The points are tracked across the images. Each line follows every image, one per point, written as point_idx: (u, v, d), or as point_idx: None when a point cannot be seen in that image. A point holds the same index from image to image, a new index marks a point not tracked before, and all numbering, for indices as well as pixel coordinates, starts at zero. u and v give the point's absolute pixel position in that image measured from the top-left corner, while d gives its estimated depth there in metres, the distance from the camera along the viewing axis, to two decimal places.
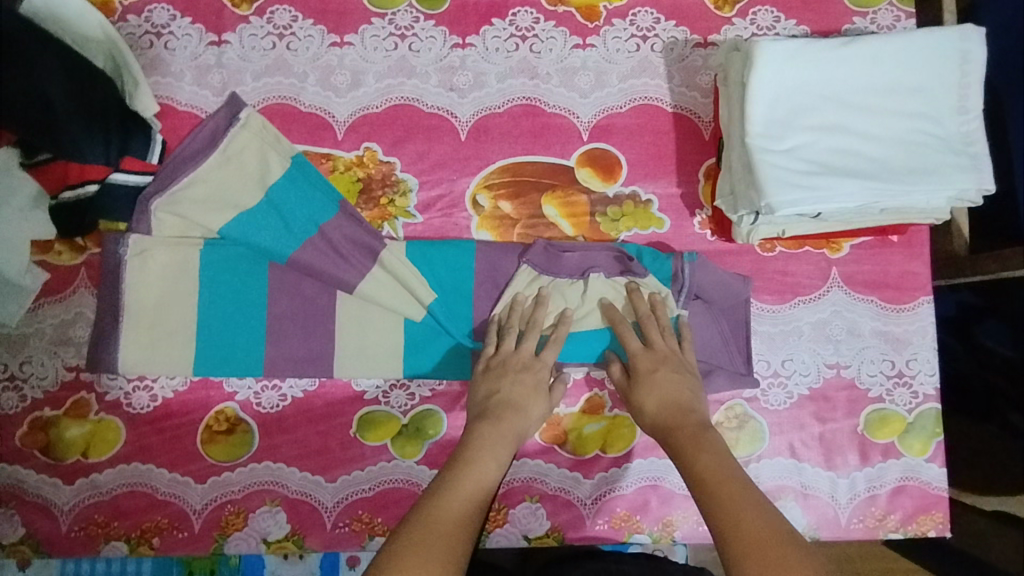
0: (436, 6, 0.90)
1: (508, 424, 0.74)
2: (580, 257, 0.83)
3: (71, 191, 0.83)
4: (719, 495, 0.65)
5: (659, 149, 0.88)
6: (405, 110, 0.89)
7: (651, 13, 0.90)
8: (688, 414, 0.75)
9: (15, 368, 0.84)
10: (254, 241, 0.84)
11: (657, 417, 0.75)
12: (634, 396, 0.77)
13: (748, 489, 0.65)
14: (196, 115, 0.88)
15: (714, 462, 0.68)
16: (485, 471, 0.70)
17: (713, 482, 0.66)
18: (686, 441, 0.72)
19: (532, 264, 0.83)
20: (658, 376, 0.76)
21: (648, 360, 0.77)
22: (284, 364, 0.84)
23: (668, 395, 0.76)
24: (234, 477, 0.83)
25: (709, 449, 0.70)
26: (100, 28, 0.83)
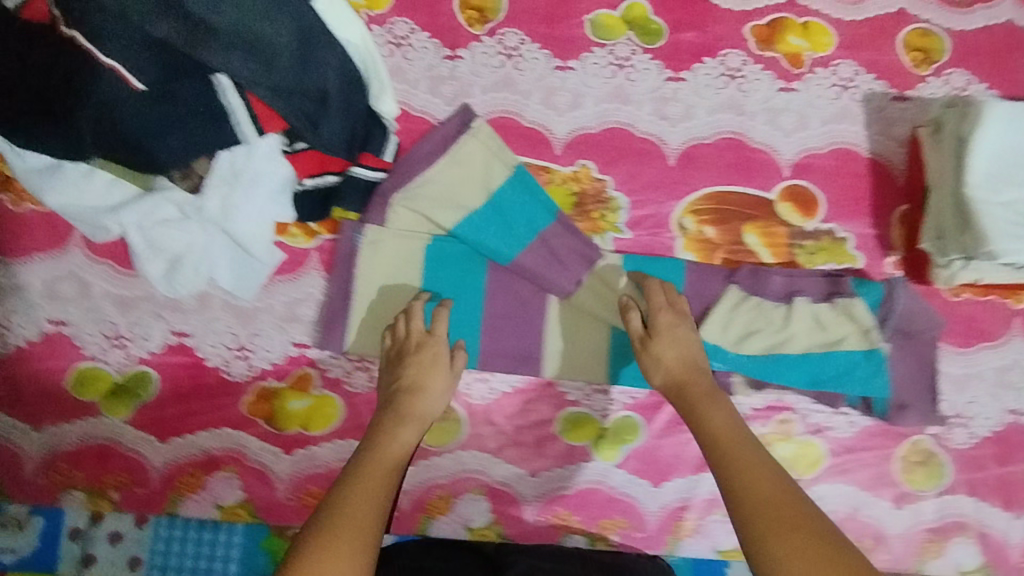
0: (654, 41, 0.97)
1: (408, 406, 0.80)
2: (784, 285, 0.90)
3: (313, 180, 0.90)
4: (729, 460, 0.71)
5: (855, 191, 0.94)
6: (620, 134, 0.95)
7: (853, 65, 0.97)
8: (701, 371, 0.80)
9: (245, 339, 0.90)
10: (480, 240, 0.90)
11: (671, 372, 0.81)
12: (649, 352, 0.82)
13: (756, 451, 0.72)
14: (426, 120, 0.94)
15: (725, 422, 0.75)
16: (386, 454, 0.75)
17: (723, 442, 0.73)
18: (699, 398, 0.78)
19: (739, 287, 0.90)
20: (674, 332, 0.82)
21: (668, 315, 0.83)
22: (497, 359, 0.90)
23: (677, 352, 0.81)
24: (442, 463, 0.89)
25: (720, 409, 0.76)
26: (360, 35, 0.87)
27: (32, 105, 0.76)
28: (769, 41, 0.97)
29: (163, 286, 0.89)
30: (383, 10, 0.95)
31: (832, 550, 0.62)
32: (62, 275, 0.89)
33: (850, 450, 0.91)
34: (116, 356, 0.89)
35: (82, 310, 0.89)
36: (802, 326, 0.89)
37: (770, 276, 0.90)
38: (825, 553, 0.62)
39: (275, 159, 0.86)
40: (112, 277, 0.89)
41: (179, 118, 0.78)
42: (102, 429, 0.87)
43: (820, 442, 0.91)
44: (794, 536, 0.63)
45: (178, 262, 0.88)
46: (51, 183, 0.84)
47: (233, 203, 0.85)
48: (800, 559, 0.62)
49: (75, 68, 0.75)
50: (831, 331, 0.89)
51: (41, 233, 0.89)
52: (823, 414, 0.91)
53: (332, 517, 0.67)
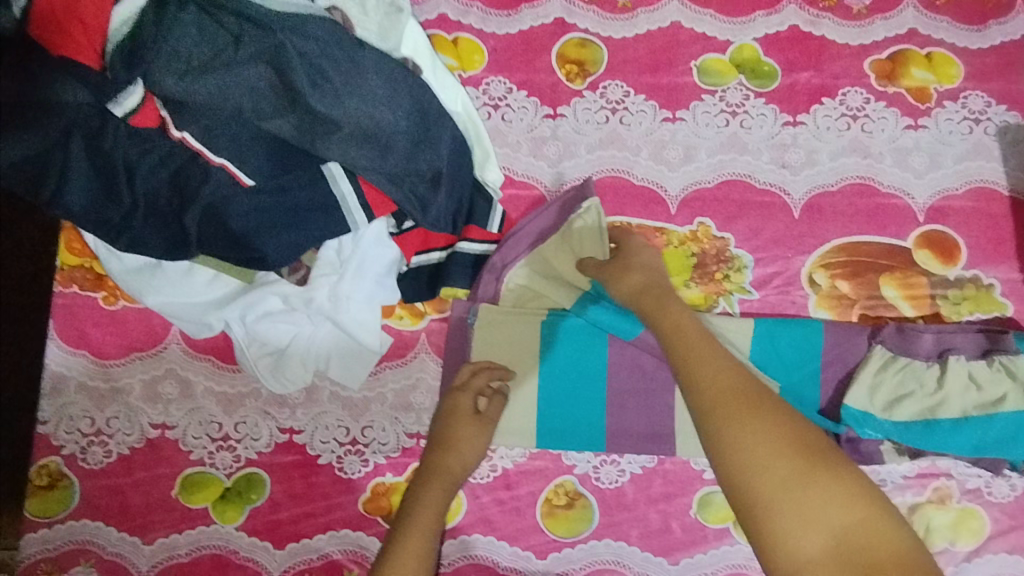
0: (766, 84, 0.91)
1: (438, 460, 0.78)
2: (934, 343, 0.83)
3: (418, 258, 0.85)
4: (692, 355, 0.74)
5: (998, 233, 0.87)
6: (738, 186, 0.89)
7: (983, 96, 0.90)
8: (661, 285, 0.81)
9: (358, 433, 0.84)
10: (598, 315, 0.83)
11: (634, 287, 0.81)
12: (614, 267, 0.83)
13: (718, 350, 0.75)
14: (531, 186, 0.90)
15: (682, 321, 0.77)
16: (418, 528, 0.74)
17: (686, 341, 0.76)
18: (661, 306, 0.79)
19: (885, 347, 0.83)
20: (639, 252, 0.84)
21: (639, 240, 0.85)
22: (627, 439, 0.83)
23: (642, 269, 0.82)
24: (575, 554, 0.82)
25: (682, 313, 0.78)
26: (461, 103, 0.82)
27: (137, 208, 0.73)
28: (891, 76, 0.91)
29: (269, 381, 0.83)
30: (477, 71, 0.91)
31: (796, 430, 0.67)
32: (162, 373, 0.85)
33: (1019, 514, 0.82)
34: (224, 458, 0.83)
35: (185, 412, 0.84)
36: (959, 387, 0.80)
37: (919, 333, 0.83)
38: (785, 434, 0.67)
39: (383, 243, 0.82)
40: (214, 374, 0.85)
41: (292, 211, 0.74)
42: (212, 537, 0.82)
43: (980, 510, 0.82)
44: (752, 420, 0.68)
45: (284, 355, 0.83)
46: (151, 282, 0.80)
47: (340, 293, 0.81)
48: (763, 440, 0.66)
49: (181, 166, 0.72)
50: (992, 392, 0.80)
51: (139, 331, 0.86)
52: (980, 476, 0.83)
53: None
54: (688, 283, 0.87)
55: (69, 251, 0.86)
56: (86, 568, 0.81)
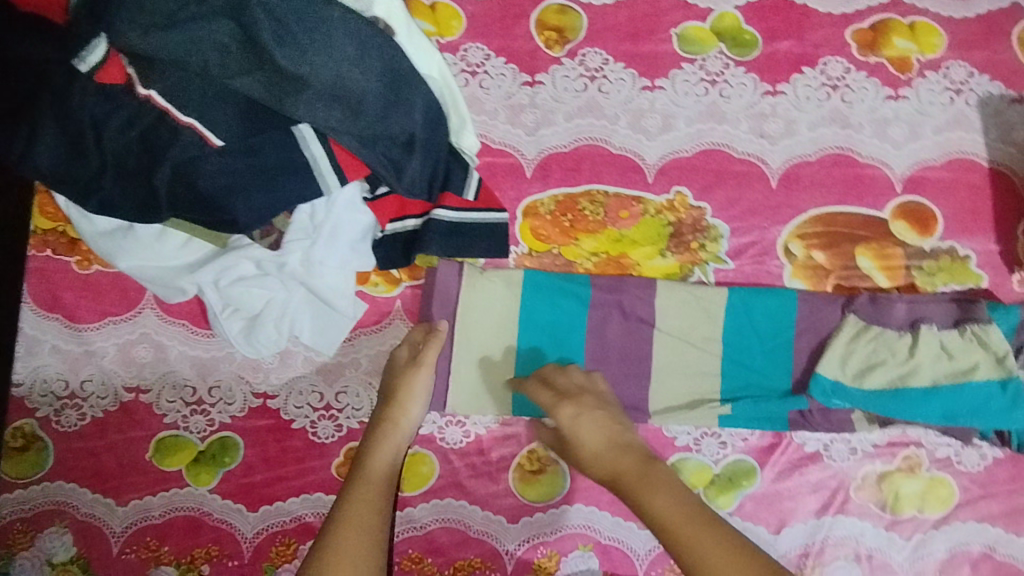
0: (746, 53, 0.90)
1: (385, 413, 0.78)
2: (906, 313, 0.83)
3: (393, 225, 0.85)
4: (689, 552, 0.62)
5: (976, 204, 0.87)
6: (716, 155, 0.89)
7: (965, 66, 0.89)
8: (627, 450, 0.73)
9: (331, 397, 0.85)
10: (565, 289, 0.85)
11: (597, 462, 0.73)
12: (577, 456, 0.76)
13: (695, 504, 0.66)
14: (508, 153, 0.89)
15: (671, 503, 0.66)
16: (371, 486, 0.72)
17: (677, 527, 0.64)
18: (637, 480, 0.69)
19: (857, 316, 0.83)
20: (580, 421, 0.75)
21: (566, 409, 0.76)
22: None
23: (602, 439, 0.74)
24: (546, 519, 0.83)
25: (663, 486, 0.67)
26: (436, 65, 0.80)
27: (106, 168, 0.72)
28: (873, 46, 0.90)
29: (243, 345, 0.84)
30: (455, 37, 0.90)
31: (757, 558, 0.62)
32: (135, 337, 0.85)
33: (987, 482, 0.83)
34: (197, 422, 0.84)
35: (159, 376, 0.85)
36: (930, 356, 0.81)
37: (891, 304, 0.83)
38: None
39: (357, 209, 0.82)
40: (188, 338, 0.85)
41: (262, 172, 0.74)
42: (186, 499, 0.83)
43: (949, 479, 0.83)
44: None
45: (257, 319, 0.83)
46: (122, 246, 0.80)
47: (313, 257, 0.81)
48: None
49: (149, 126, 0.71)
50: (963, 361, 0.80)
51: (113, 295, 0.86)
52: (950, 446, 0.83)
53: (335, 544, 0.67)
54: (663, 252, 0.87)
55: (42, 215, 0.86)
56: (60, 529, 0.82)
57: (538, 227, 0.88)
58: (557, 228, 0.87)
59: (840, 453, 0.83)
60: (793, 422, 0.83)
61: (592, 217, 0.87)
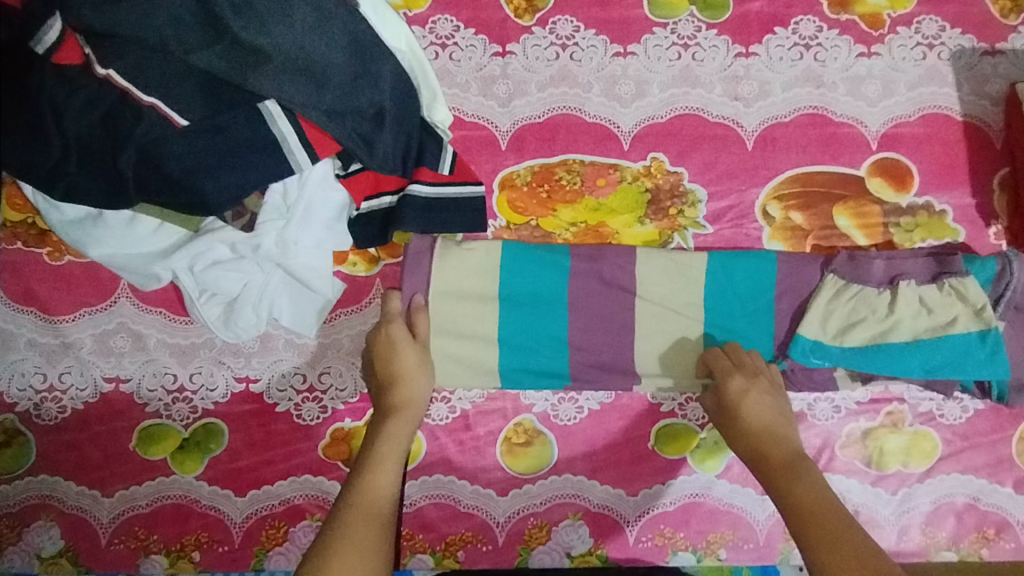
0: (718, 15, 0.89)
1: (396, 393, 0.78)
2: (885, 270, 0.83)
3: (367, 202, 0.84)
4: (817, 542, 0.66)
5: (951, 158, 0.87)
6: (691, 120, 0.88)
7: (937, 20, 0.89)
8: (778, 439, 0.76)
9: (314, 379, 0.84)
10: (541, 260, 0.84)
11: (751, 440, 0.77)
12: (727, 428, 0.79)
13: (834, 503, 0.70)
14: (482, 126, 0.88)
15: (812, 496, 0.70)
16: (377, 478, 0.73)
17: (813, 514, 0.69)
18: (777, 470, 0.74)
19: (837, 275, 0.83)
20: (751, 401, 0.77)
21: (738, 381, 0.78)
22: (584, 375, 0.83)
23: (757, 423, 0.77)
24: (535, 490, 0.83)
25: (806, 481, 0.72)
26: (404, 37, 0.80)
27: (70, 153, 0.71)
28: (844, 3, 0.89)
29: (222, 331, 0.83)
30: (423, 9, 0.89)
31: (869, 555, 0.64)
32: (112, 327, 0.84)
33: (971, 434, 0.83)
34: (180, 410, 0.83)
35: (138, 365, 0.84)
36: (910, 312, 0.81)
37: (871, 261, 0.83)
38: None
39: (331, 186, 0.81)
40: (166, 325, 0.84)
41: (227, 151, 0.72)
42: (173, 487, 0.82)
43: (933, 432, 0.83)
44: None
45: (235, 304, 0.82)
46: (93, 233, 0.79)
47: (287, 238, 0.80)
48: None
49: (112, 107, 0.70)
50: (942, 316, 0.81)
51: (87, 286, 0.84)
52: (932, 400, 0.84)
53: (340, 529, 0.68)
54: (642, 219, 0.87)
55: (10, 207, 0.85)
56: (48, 523, 0.82)
57: (515, 200, 0.87)
58: (534, 200, 0.87)
59: (824, 412, 0.84)
60: (777, 383, 0.83)
61: (569, 187, 0.87)
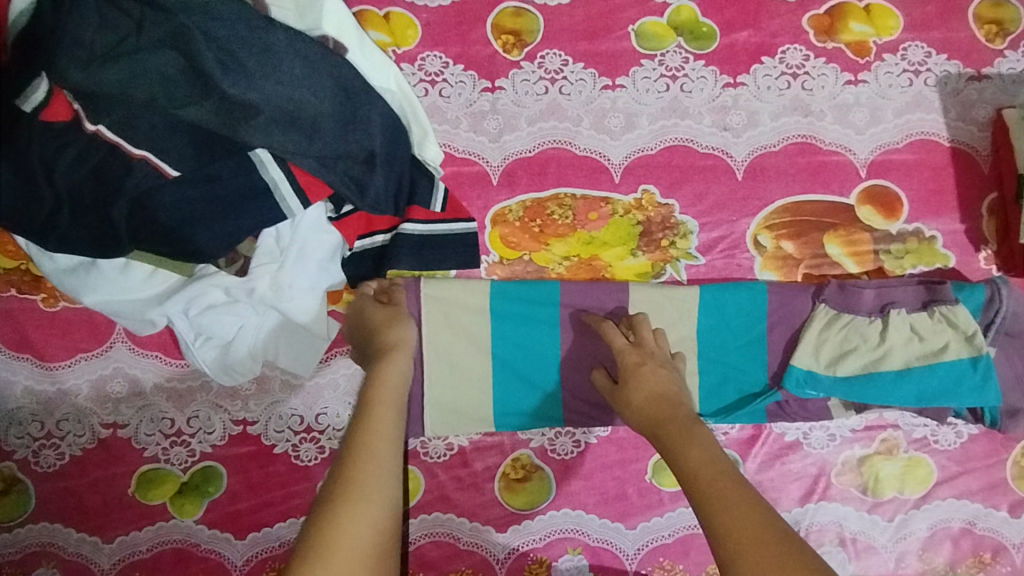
0: (705, 46, 0.90)
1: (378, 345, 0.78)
2: (877, 299, 0.83)
3: (361, 241, 0.85)
4: (705, 496, 0.60)
5: (939, 184, 0.87)
6: (681, 151, 0.89)
7: (922, 46, 0.90)
8: (675, 404, 0.72)
9: (312, 420, 0.85)
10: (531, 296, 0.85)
11: (646, 411, 0.73)
12: (622, 402, 0.76)
13: (726, 462, 0.63)
14: (473, 162, 0.88)
15: (703, 453, 0.64)
16: (369, 469, 0.64)
17: (703, 472, 0.62)
18: (676, 433, 0.68)
19: (828, 305, 0.83)
20: (642, 372, 0.76)
21: (633, 356, 0.77)
22: (580, 410, 0.84)
23: (650, 392, 0.74)
24: (534, 525, 0.83)
25: (700, 442, 0.66)
26: (394, 80, 0.81)
27: (61, 206, 0.71)
28: (830, 32, 0.90)
29: (218, 374, 0.83)
30: (412, 47, 0.90)
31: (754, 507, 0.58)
32: (109, 373, 0.84)
33: (964, 459, 0.84)
34: (178, 453, 0.83)
35: (136, 410, 0.84)
36: (901, 339, 0.81)
37: (863, 291, 0.83)
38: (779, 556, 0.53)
39: (324, 229, 0.82)
40: (163, 370, 0.85)
41: (219, 199, 0.73)
42: (172, 531, 0.82)
43: (927, 458, 0.84)
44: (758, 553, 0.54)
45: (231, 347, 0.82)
46: (86, 280, 0.79)
47: (281, 281, 0.80)
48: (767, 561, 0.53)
49: (102, 160, 0.70)
50: (933, 342, 0.81)
51: (83, 331, 0.85)
52: (926, 426, 0.84)
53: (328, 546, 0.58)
54: (634, 252, 0.87)
55: (3, 254, 0.84)
56: (48, 570, 0.82)
57: (508, 235, 0.87)
58: (527, 234, 0.87)
59: (820, 440, 0.84)
60: (773, 413, 0.83)
61: (562, 221, 0.87)
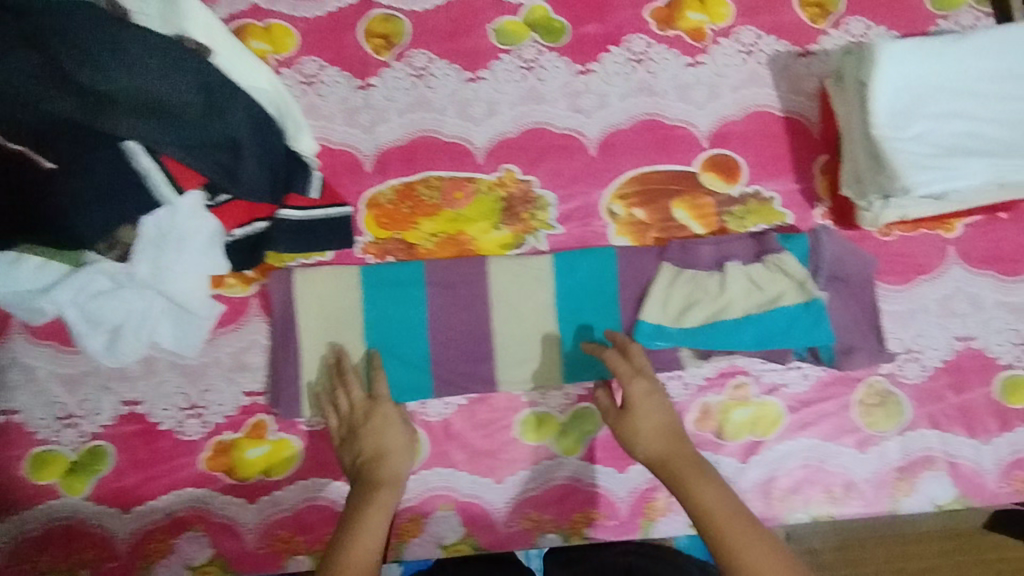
0: (557, 39, 0.98)
1: (375, 419, 0.84)
2: (713, 254, 0.91)
3: (242, 228, 0.90)
4: (733, 545, 0.69)
5: (776, 150, 0.95)
6: (539, 133, 0.96)
7: (754, 30, 0.98)
8: (681, 441, 0.78)
9: (196, 397, 0.89)
10: (398, 274, 0.91)
11: (649, 445, 0.79)
12: (626, 428, 0.80)
13: (737, 503, 0.73)
14: (347, 152, 0.96)
15: (721, 496, 0.73)
16: (371, 518, 0.76)
17: (718, 520, 0.71)
18: (686, 470, 0.76)
19: (671, 262, 0.91)
20: (647, 402, 0.80)
21: (642, 385, 0.81)
22: (450, 376, 0.90)
23: (652, 424, 0.79)
24: (408, 486, 0.88)
25: (710, 483, 0.74)
26: (267, 81, 0.88)
27: None
28: (669, 21, 0.98)
29: (107, 358, 0.89)
30: (290, 52, 0.98)
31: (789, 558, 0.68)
32: (5, 363, 0.89)
33: (811, 402, 0.89)
34: (69, 435, 0.88)
35: (30, 396, 0.89)
36: (740, 290, 0.88)
37: (700, 247, 0.91)
38: None
39: (199, 215, 0.85)
40: (56, 357, 0.90)
41: (93, 187, 0.76)
42: (62, 508, 0.87)
43: (777, 401, 0.89)
44: None
45: (119, 332, 0.87)
46: None
47: (163, 265, 0.85)
48: None
49: None
50: (770, 290, 0.88)
51: None
52: (775, 372, 0.90)
53: None
54: (498, 225, 0.94)
55: None
56: None
57: (380, 216, 0.94)
58: (398, 216, 0.94)
59: (675, 390, 0.90)
60: None
61: (430, 201, 0.94)
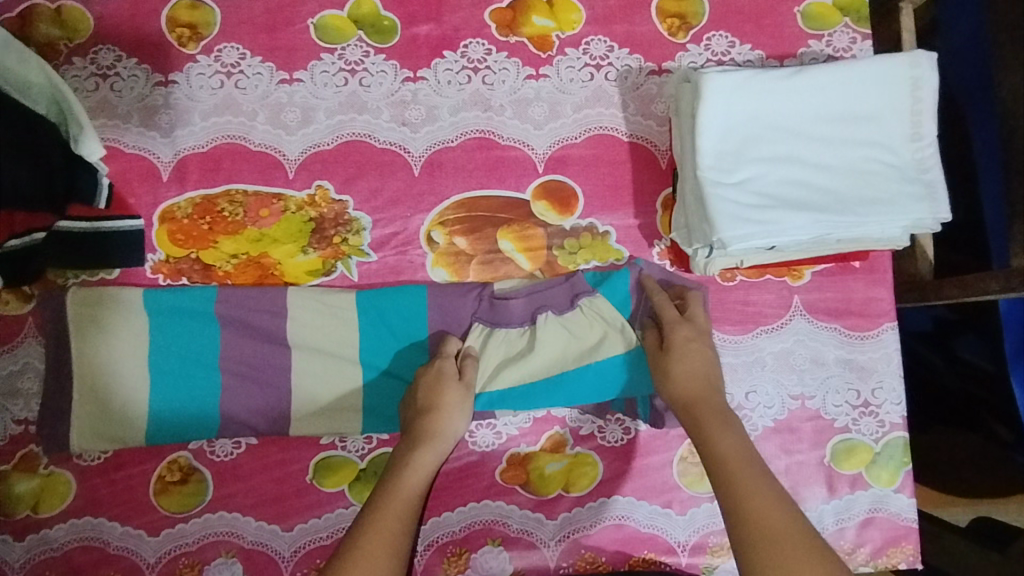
0: (386, 40, 0.88)
1: (428, 376, 0.79)
2: (527, 309, 0.83)
3: (18, 239, 0.78)
4: (743, 491, 0.65)
5: (616, 179, 0.86)
6: (357, 146, 0.87)
7: (605, 41, 0.88)
8: (713, 393, 0.74)
9: None
10: (189, 302, 0.83)
11: (685, 386, 0.74)
12: (659, 366, 0.76)
13: (752, 457, 0.69)
14: (143, 158, 0.86)
15: (732, 445, 0.69)
16: (410, 476, 0.72)
17: (734, 468, 0.67)
18: (708, 417, 0.72)
19: (482, 323, 0.83)
20: (690, 347, 0.76)
21: (687, 329, 0.77)
22: (239, 414, 0.83)
23: (688, 368, 0.75)
24: (188, 529, 0.82)
25: (730, 432, 0.71)
26: (42, 71, 0.76)
27: None
28: (512, 25, 0.88)
29: None
30: (85, 39, 0.87)
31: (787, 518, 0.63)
32: None
33: (626, 457, 0.85)
34: None
35: None
36: (555, 344, 0.81)
37: (513, 302, 0.83)
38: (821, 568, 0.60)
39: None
40: None
41: None
42: None
43: (593, 454, 0.84)
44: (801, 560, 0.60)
45: None
46: None
47: None
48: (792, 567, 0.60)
49: None
50: (586, 338, 0.82)
51: None
52: (593, 421, 0.85)
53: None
54: (305, 249, 0.85)
55: None
56: None
57: (174, 232, 0.85)
58: (195, 233, 0.85)
59: (485, 438, 0.84)
60: None
61: (230, 218, 0.85)
